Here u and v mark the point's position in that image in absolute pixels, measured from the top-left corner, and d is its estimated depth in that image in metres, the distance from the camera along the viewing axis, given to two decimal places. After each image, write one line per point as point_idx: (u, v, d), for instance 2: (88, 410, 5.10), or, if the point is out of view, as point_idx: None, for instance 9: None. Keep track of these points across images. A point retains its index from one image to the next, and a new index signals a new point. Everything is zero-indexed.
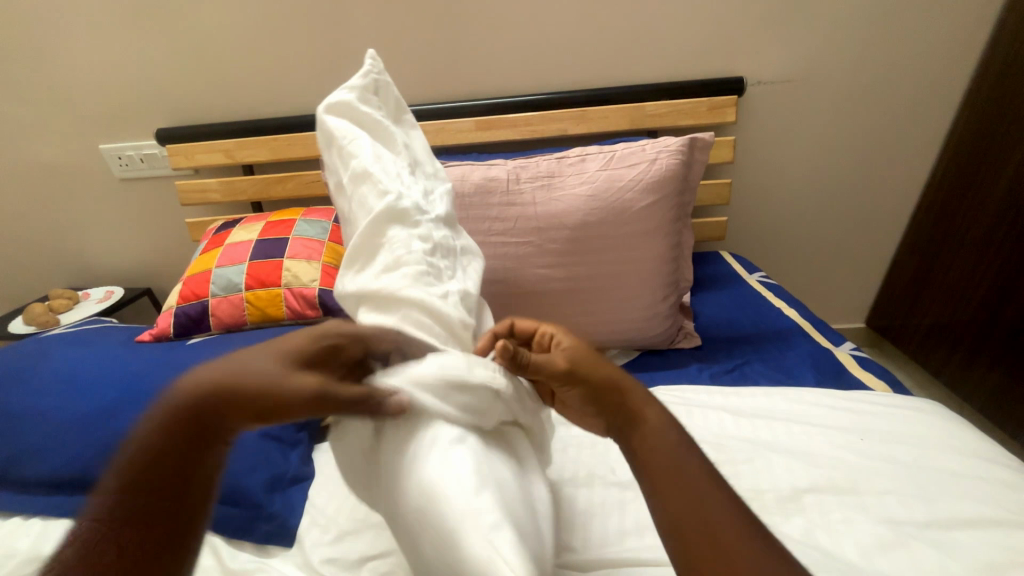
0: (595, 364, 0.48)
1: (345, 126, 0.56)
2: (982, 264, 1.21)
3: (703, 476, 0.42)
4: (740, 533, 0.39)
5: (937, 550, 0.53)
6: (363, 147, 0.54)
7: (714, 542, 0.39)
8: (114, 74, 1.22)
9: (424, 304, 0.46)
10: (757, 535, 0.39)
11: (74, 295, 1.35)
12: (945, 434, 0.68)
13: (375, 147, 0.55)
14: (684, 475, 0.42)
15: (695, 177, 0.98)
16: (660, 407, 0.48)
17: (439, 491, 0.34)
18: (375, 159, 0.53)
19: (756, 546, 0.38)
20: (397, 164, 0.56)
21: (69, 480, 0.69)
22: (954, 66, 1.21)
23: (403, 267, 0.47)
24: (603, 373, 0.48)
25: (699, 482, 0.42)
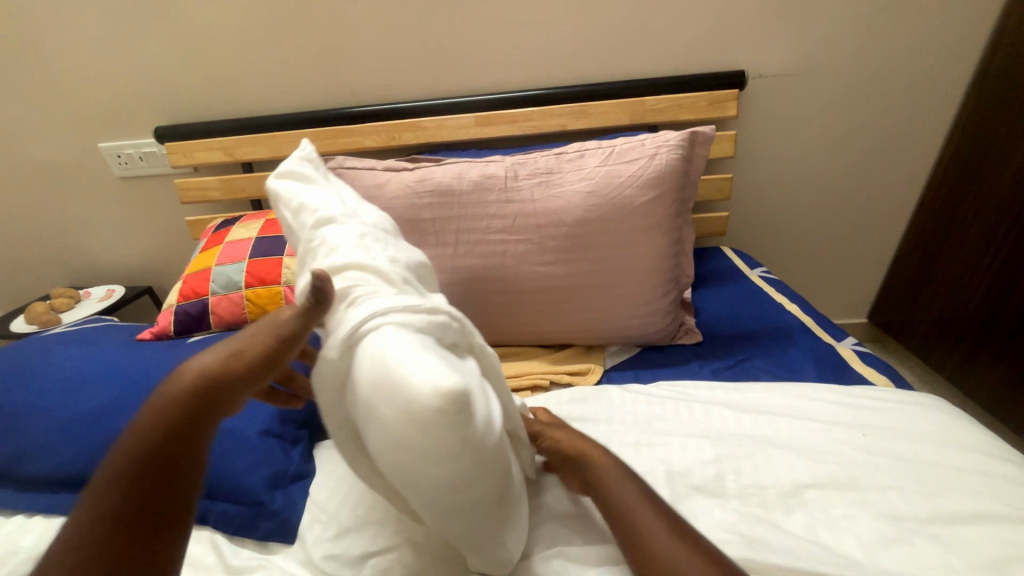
0: (557, 427, 0.61)
1: (288, 187, 0.60)
2: (984, 259, 1.21)
3: (637, 498, 0.50)
4: (664, 540, 0.45)
5: (939, 546, 0.53)
6: (303, 198, 0.59)
7: (643, 553, 0.45)
8: (111, 72, 1.21)
9: (362, 261, 0.50)
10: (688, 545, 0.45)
11: (75, 294, 1.35)
12: (947, 429, 0.68)
13: (314, 188, 0.61)
14: (617, 500, 0.50)
15: (696, 172, 0.97)
16: (605, 447, 0.57)
17: (386, 360, 0.39)
18: (314, 195, 0.60)
19: (680, 537, 0.45)
20: (336, 201, 0.60)
21: (71, 478, 0.69)
22: (958, 57, 1.20)
23: (342, 244, 0.52)
24: (562, 433, 0.60)
25: (634, 503, 0.49)
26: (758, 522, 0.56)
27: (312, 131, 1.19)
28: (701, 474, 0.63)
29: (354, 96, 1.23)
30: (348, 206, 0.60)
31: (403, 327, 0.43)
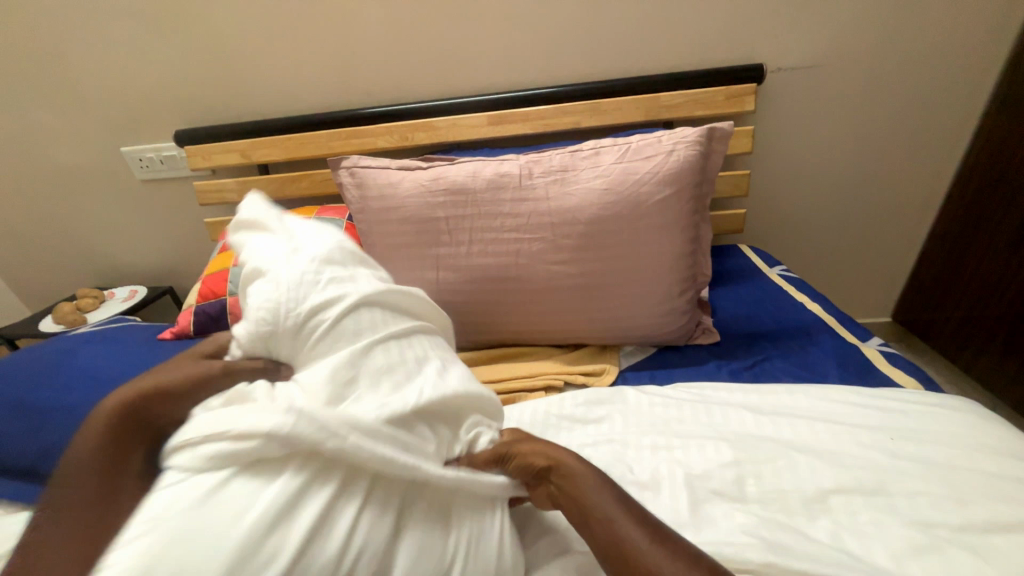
0: (527, 441, 0.54)
1: (243, 241, 0.59)
2: (1016, 256, 1.16)
3: (621, 512, 0.47)
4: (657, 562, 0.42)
5: (973, 555, 0.50)
6: (248, 249, 0.56)
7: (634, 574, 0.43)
8: (132, 78, 1.24)
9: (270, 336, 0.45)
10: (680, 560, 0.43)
11: (100, 294, 1.39)
12: (981, 433, 0.65)
13: (258, 235, 0.57)
14: (601, 519, 0.46)
15: (713, 168, 0.95)
16: (581, 459, 0.52)
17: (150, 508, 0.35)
18: (253, 244, 0.55)
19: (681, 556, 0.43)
20: (275, 241, 0.54)
21: None
22: (989, 45, 1.15)
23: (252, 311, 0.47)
24: (533, 448, 0.53)
25: (618, 518, 0.46)
26: (780, 528, 0.55)
27: (327, 132, 1.20)
28: (720, 478, 0.62)
29: (368, 97, 1.24)
30: (282, 241, 0.53)
31: (183, 467, 0.37)
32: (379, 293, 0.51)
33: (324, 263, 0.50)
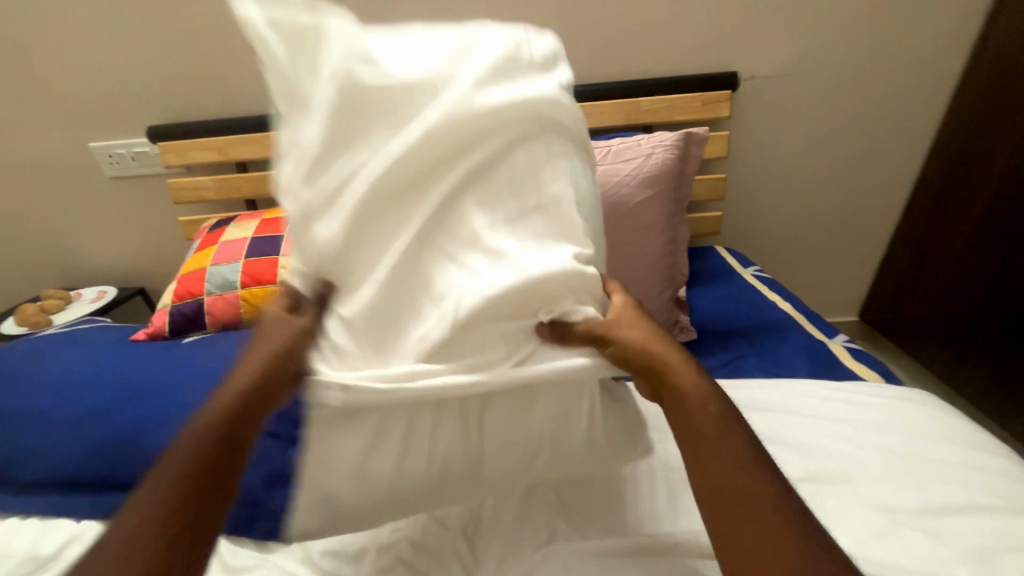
0: (635, 327, 0.50)
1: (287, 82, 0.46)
2: (972, 258, 1.23)
3: (716, 413, 0.46)
4: (770, 508, 0.41)
5: (930, 536, 0.54)
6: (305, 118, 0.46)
7: (716, 477, 0.43)
8: (103, 71, 1.20)
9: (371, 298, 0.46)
10: (765, 476, 0.43)
11: (66, 295, 1.33)
12: (937, 423, 0.69)
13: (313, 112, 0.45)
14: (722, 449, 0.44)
15: (690, 172, 0.98)
16: (687, 357, 0.50)
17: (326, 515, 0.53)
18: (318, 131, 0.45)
19: (791, 520, 0.40)
20: (363, 142, 0.46)
21: (68, 479, 0.68)
22: (946, 59, 1.22)
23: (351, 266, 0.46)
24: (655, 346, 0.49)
25: (715, 423, 0.45)
26: None
27: None
28: None
29: None
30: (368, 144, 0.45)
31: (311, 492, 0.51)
32: (462, 134, 0.46)
33: (376, 154, 0.45)
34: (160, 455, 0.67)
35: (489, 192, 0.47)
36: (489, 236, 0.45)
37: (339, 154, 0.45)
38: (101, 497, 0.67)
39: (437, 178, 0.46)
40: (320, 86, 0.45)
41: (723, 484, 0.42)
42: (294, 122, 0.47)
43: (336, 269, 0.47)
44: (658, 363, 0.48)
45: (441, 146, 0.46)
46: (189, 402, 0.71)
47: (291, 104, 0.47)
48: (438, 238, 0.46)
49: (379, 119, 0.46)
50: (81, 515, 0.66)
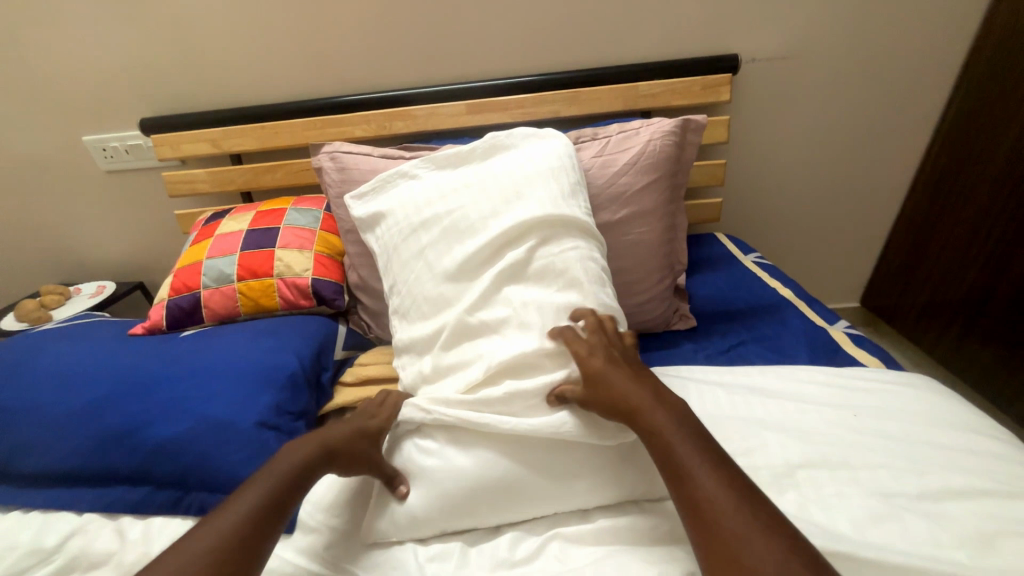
0: (611, 379, 0.57)
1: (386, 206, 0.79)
2: (974, 243, 1.22)
3: (681, 437, 0.51)
4: (736, 527, 0.44)
5: (927, 520, 0.54)
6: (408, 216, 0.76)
7: (692, 497, 0.47)
8: (92, 63, 1.18)
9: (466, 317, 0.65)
10: (734, 486, 0.47)
11: (65, 291, 1.33)
12: (937, 408, 0.69)
13: (408, 218, 0.75)
14: (688, 477, 0.48)
15: (688, 159, 0.97)
16: (651, 392, 0.56)
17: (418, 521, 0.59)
18: (416, 227, 0.74)
19: (760, 536, 0.42)
20: (443, 225, 0.72)
21: (68, 473, 0.69)
22: (953, 38, 1.19)
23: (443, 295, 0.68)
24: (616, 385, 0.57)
25: (685, 447, 0.51)
26: None
27: (300, 120, 1.17)
28: None
29: (343, 85, 1.21)
30: (447, 219, 0.73)
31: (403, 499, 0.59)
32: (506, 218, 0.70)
33: (449, 230, 0.72)
34: (158, 448, 0.67)
35: (528, 271, 0.67)
36: (527, 300, 0.65)
37: (431, 254, 0.71)
38: (103, 490, 0.68)
39: (495, 265, 0.68)
40: (399, 196, 0.79)
41: (697, 500, 0.47)
42: (389, 225, 0.78)
43: (432, 309, 0.69)
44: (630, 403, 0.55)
45: (498, 244, 0.69)
46: (187, 396, 0.71)
47: (392, 230, 0.77)
48: (495, 303, 0.66)
49: (457, 231, 0.71)
50: (84, 508, 0.67)
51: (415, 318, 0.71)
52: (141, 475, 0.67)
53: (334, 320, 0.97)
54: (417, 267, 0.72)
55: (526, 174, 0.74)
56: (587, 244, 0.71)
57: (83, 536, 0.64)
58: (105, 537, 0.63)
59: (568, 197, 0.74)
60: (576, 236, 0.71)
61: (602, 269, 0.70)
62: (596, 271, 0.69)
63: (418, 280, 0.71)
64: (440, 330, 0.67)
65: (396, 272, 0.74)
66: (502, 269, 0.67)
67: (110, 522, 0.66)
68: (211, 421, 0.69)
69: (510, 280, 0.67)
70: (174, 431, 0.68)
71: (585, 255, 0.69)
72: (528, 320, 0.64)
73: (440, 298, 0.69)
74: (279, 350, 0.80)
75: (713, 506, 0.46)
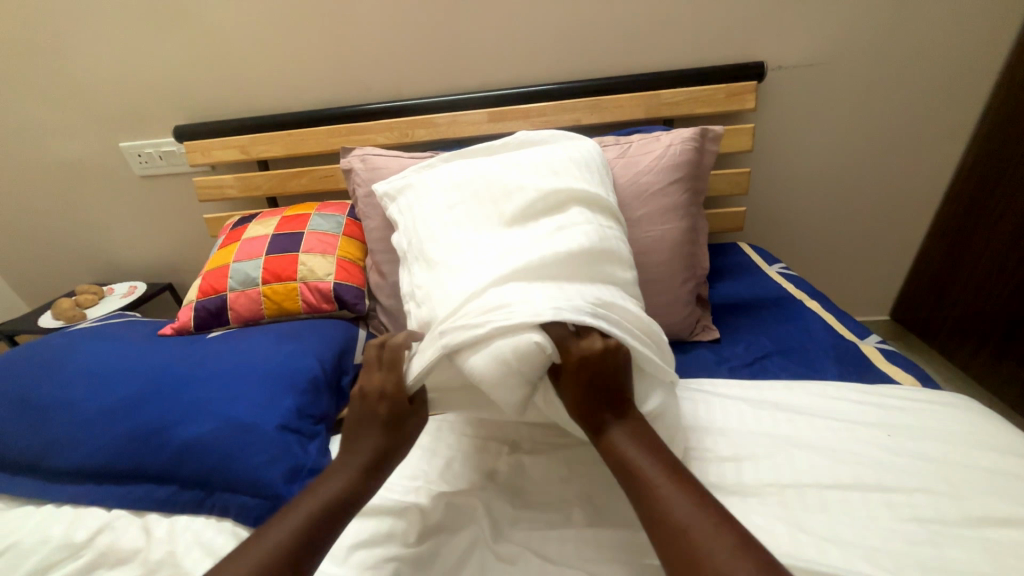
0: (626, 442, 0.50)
1: (410, 181, 0.81)
2: (1013, 255, 1.17)
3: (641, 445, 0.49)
4: None
5: (967, 549, 0.51)
6: (426, 195, 0.77)
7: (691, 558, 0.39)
8: (132, 73, 1.23)
9: (486, 263, 0.61)
10: (700, 498, 0.43)
11: (99, 290, 1.39)
12: (979, 431, 0.65)
13: (432, 189, 0.77)
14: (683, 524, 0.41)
15: (710, 164, 0.96)
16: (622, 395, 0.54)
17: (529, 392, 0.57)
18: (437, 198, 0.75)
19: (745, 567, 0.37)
20: (465, 199, 0.72)
21: (97, 469, 0.71)
22: (992, 43, 1.14)
23: (462, 248, 0.66)
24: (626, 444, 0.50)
25: (645, 459, 0.48)
26: (778, 522, 0.56)
27: (325, 128, 1.20)
28: (715, 472, 0.63)
29: (368, 93, 1.24)
30: (470, 191, 0.73)
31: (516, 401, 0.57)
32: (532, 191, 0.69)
33: (471, 203, 0.71)
34: (183, 447, 0.69)
35: (567, 231, 0.64)
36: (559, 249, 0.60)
37: (461, 214, 0.71)
38: (130, 488, 0.70)
39: (527, 225, 0.66)
40: (425, 173, 0.82)
41: (664, 522, 0.42)
42: (411, 201, 0.79)
43: (448, 257, 0.65)
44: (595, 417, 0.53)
45: (525, 215, 0.67)
46: (213, 397, 0.73)
47: (414, 207, 0.78)
48: (534, 248, 0.61)
49: (490, 196, 0.71)
50: (113, 504, 0.69)
51: (436, 265, 0.66)
52: (167, 474, 0.69)
53: (354, 325, 0.98)
54: (447, 222, 0.70)
55: (556, 160, 0.74)
56: (618, 230, 0.71)
57: (110, 532, 0.66)
58: (131, 533, 0.65)
59: (593, 183, 0.73)
60: (609, 220, 0.71)
61: (629, 253, 0.69)
62: (624, 254, 0.67)
63: (445, 234, 0.69)
64: (459, 272, 0.62)
65: (422, 225, 0.73)
66: (542, 228, 0.64)
67: (136, 519, 0.68)
68: (234, 422, 0.70)
69: (551, 233, 0.63)
70: (199, 431, 0.69)
71: (617, 238, 0.69)
72: (571, 270, 0.60)
73: (470, 245, 0.65)
74: (301, 353, 0.81)
75: (680, 528, 0.41)
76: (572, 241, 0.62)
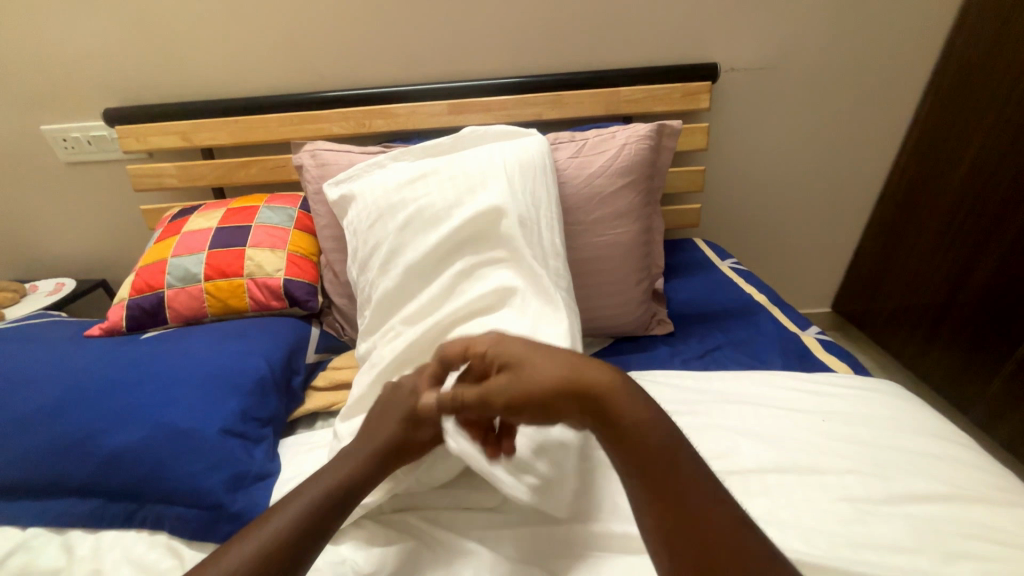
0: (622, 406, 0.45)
1: (357, 183, 0.79)
2: (940, 250, 1.27)
3: (639, 411, 0.45)
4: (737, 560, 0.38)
5: (889, 523, 0.55)
6: (375, 194, 0.75)
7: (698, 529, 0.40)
8: (52, 49, 1.12)
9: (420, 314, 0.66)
10: (695, 471, 0.43)
11: (20, 288, 1.26)
12: (902, 413, 0.71)
13: (375, 198, 0.75)
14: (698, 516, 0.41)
15: (664, 163, 0.98)
16: (619, 371, 0.47)
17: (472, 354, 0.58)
18: (382, 207, 0.73)
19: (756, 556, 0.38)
20: (412, 209, 0.71)
21: (9, 485, 0.64)
22: (919, 54, 1.23)
23: (405, 289, 0.68)
24: (628, 407, 0.45)
25: (654, 438, 0.44)
26: None
27: (276, 116, 1.14)
28: None
29: (322, 81, 1.18)
30: (414, 203, 0.72)
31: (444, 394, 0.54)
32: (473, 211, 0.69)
33: (417, 215, 0.71)
34: (109, 457, 0.63)
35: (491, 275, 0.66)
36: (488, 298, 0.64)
37: (396, 241, 0.70)
38: (48, 504, 0.64)
39: (464, 257, 0.67)
40: (369, 176, 0.79)
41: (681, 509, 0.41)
42: (357, 207, 0.77)
43: (398, 288, 0.68)
44: (584, 392, 0.45)
45: (467, 235, 0.68)
46: (145, 402, 0.68)
47: (363, 213, 0.75)
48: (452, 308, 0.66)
49: (424, 219, 0.70)
50: (28, 522, 0.64)
51: (373, 323, 0.70)
52: (92, 487, 0.63)
53: (307, 323, 0.94)
54: (384, 255, 0.70)
55: (495, 158, 0.74)
56: (554, 248, 0.71)
57: (25, 554, 0.60)
58: (50, 553, 0.60)
59: (524, 179, 0.73)
60: (546, 225, 0.72)
61: (569, 276, 0.71)
62: (564, 278, 0.69)
63: (383, 271, 0.70)
64: (403, 321, 0.67)
65: (363, 257, 0.73)
66: (467, 270, 0.66)
67: (56, 538, 0.63)
68: (168, 428, 0.65)
69: (480, 276, 0.66)
70: (128, 440, 0.64)
71: (543, 254, 0.66)
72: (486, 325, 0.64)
73: (397, 295, 0.68)
74: (246, 353, 0.77)
75: (704, 516, 0.41)
76: (490, 283, 0.65)
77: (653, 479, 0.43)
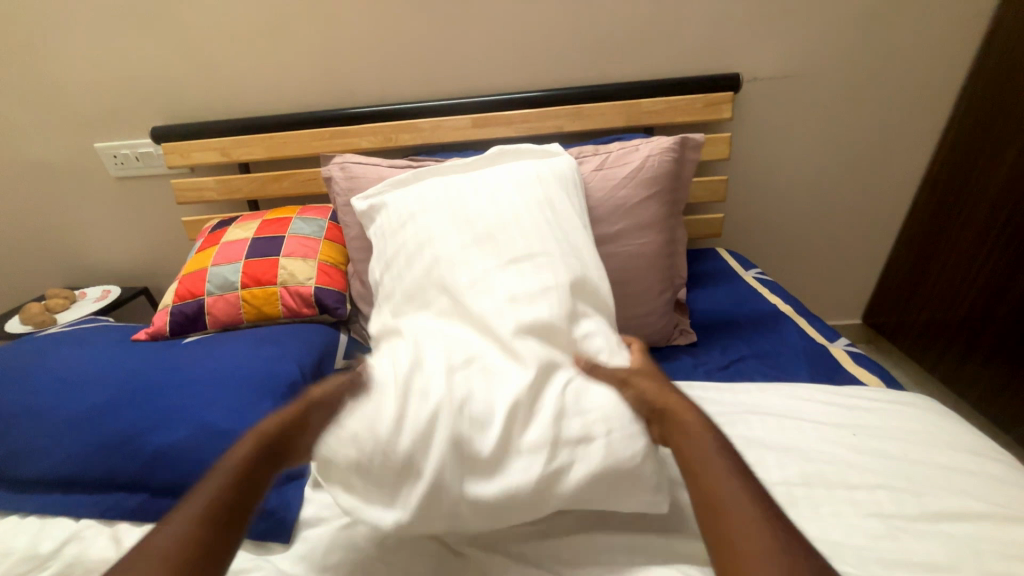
0: (682, 423, 0.51)
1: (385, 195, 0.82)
2: (978, 260, 1.22)
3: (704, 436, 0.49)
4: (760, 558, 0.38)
5: (924, 541, 0.54)
6: (403, 206, 0.78)
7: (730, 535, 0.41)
8: (109, 73, 1.21)
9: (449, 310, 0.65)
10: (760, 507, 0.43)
11: (70, 295, 1.34)
12: (940, 430, 0.68)
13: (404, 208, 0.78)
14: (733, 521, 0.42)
15: (687, 175, 0.99)
16: (687, 401, 0.53)
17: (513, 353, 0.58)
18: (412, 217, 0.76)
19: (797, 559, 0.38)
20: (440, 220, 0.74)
21: (66, 478, 0.69)
22: (950, 60, 1.21)
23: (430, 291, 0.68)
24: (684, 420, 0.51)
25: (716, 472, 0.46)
26: None
27: (308, 132, 1.19)
28: None
29: (352, 98, 1.24)
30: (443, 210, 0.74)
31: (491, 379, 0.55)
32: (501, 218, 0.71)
33: (444, 225, 0.73)
34: (156, 454, 0.67)
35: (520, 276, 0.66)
36: (517, 294, 0.64)
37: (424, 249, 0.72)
38: (99, 497, 0.68)
39: (493, 258, 0.68)
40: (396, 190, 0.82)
41: (713, 512, 0.43)
42: (385, 220, 0.80)
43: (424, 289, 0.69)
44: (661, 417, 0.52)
45: (494, 243, 0.70)
46: (187, 403, 0.72)
47: (391, 224, 0.78)
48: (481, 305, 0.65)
49: (454, 227, 0.72)
50: (81, 514, 0.67)
51: None
52: (140, 482, 0.67)
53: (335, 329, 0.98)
54: (412, 262, 0.72)
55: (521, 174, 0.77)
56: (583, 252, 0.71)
57: (78, 543, 0.64)
58: (100, 543, 0.64)
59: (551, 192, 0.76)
60: (574, 233, 0.73)
61: (599, 278, 0.71)
62: (595, 279, 0.69)
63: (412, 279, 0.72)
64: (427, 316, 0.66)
65: (390, 265, 0.76)
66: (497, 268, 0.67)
67: (106, 529, 0.66)
68: (208, 428, 0.69)
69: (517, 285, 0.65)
70: (173, 439, 0.68)
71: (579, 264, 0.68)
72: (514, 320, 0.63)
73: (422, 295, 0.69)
74: (279, 359, 0.80)
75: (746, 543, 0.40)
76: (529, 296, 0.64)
77: (705, 507, 0.44)
